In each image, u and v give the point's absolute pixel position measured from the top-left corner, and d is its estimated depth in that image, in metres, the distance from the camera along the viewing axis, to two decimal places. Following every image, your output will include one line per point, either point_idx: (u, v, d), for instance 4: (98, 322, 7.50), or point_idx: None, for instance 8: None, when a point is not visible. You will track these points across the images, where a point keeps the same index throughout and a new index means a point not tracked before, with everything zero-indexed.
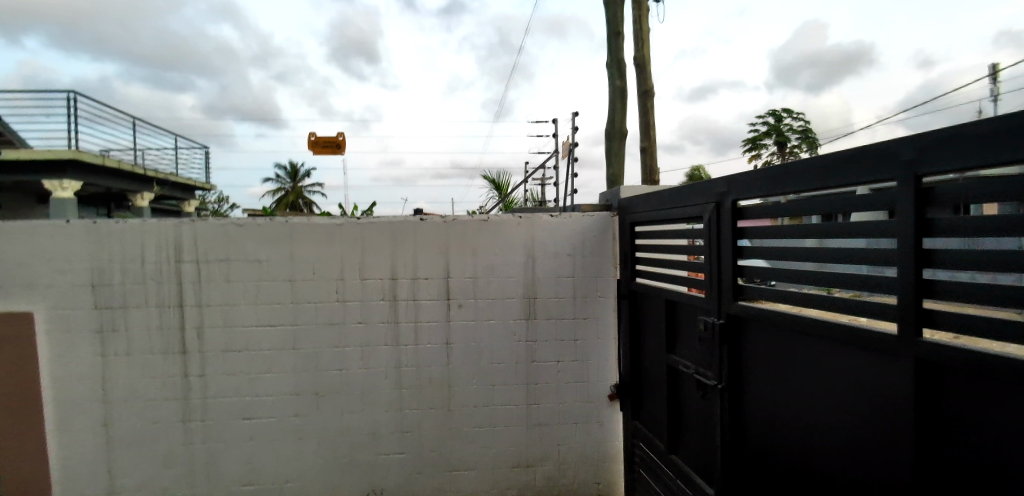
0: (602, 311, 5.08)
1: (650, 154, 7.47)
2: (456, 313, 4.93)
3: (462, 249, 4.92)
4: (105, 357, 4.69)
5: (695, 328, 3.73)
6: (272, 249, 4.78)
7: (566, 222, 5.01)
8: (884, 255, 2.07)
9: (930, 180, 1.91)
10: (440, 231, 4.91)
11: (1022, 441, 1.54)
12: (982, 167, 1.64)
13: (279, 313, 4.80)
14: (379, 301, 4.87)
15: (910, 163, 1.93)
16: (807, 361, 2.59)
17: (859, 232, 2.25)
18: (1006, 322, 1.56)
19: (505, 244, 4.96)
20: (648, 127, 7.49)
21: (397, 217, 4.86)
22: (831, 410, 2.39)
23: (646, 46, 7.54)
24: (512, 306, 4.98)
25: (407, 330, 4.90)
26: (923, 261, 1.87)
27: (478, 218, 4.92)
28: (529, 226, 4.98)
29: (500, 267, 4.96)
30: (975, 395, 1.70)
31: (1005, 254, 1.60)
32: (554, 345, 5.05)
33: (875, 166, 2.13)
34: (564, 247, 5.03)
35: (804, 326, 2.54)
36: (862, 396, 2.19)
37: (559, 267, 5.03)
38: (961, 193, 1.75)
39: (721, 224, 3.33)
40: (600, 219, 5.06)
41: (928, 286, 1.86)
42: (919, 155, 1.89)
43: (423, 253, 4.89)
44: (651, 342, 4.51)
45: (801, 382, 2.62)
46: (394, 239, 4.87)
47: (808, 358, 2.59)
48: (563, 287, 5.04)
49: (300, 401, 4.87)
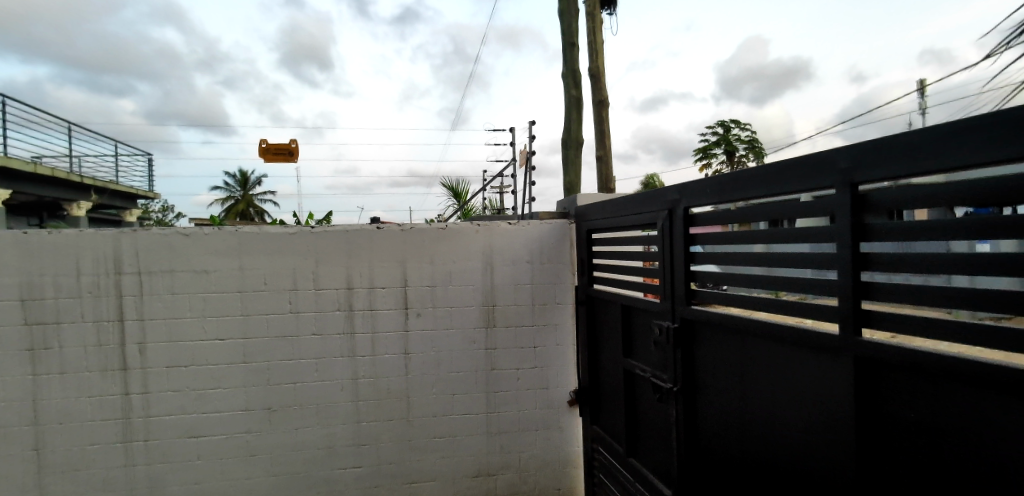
0: (562, 317, 5.17)
1: (606, 163, 7.68)
2: (414, 323, 4.90)
3: (420, 258, 4.91)
4: (36, 377, 4.37)
5: (650, 332, 3.86)
6: (220, 260, 4.62)
7: (524, 229, 5.09)
8: (824, 259, 2.24)
9: (866, 188, 2.08)
10: (399, 240, 4.87)
11: (937, 430, 1.72)
12: (907, 177, 1.80)
13: (227, 326, 4.63)
14: (333, 312, 4.78)
15: (845, 172, 2.10)
16: (753, 362, 2.75)
17: (802, 237, 2.41)
18: (930, 320, 1.71)
19: (462, 252, 4.98)
20: (603, 137, 7.71)
21: (353, 226, 4.82)
22: (777, 408, 2.54)
23: (600, 58, 7.78)
24: (470, 314, 4.99)
25: (364, 341, 4.83)
26: (861, 264, 2.04)
27: (436, 226, 4.92)
28: (488, 233, 5.02)
29: (461, 275, 4.97)
30: (899, 390, 1.87)
31: (926, 257, 1.75)
32: (515, 351, 5.09)
33: (814, 174, 2.31)
34: (524, 254, 5.10)
35: (758, 328, 2.64)
36: (820, 395, 2.26)
37: (520, 273, 5.09)
38: (891, 200, 1.91)
39: (674, 231, 3.48)
40: (558, 226, 5.16)
41: (865, 287, 2.02)
42: (853, 164, 2.07)
43: (379, 263, 4.85)
44: (611, 348, 4.58)
45: (762, 386, 2.67)
46: (349, 248, 4.80)
47: (754, 360, 2.75)
48: (522, 293, 5.09)
49: (252, 417, 4.70)
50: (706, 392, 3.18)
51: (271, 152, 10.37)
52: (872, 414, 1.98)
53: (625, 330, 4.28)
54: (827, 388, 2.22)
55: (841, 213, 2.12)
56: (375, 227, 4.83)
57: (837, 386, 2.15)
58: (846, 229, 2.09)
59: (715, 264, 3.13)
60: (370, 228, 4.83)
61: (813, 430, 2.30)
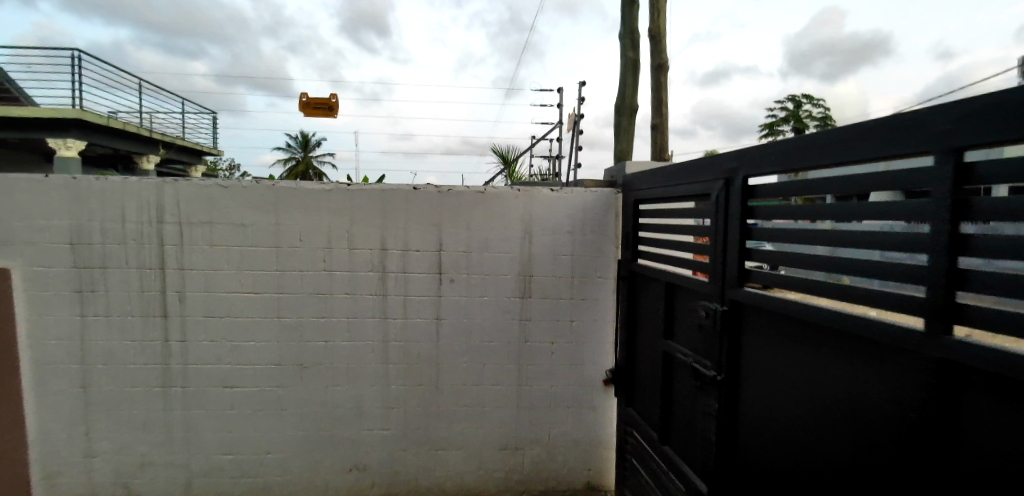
0: (602, 293, 4.85)
1: (662, 132, 7.12)
2: (448, 289, 4.73)
3: (454, 222, 4.68)
4: (84, 317, 4.57)
5: (694, 315, 3.48)
6: (257, 214, 4.58)
7: (567, 197, 4.76)
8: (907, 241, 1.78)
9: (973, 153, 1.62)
10: (431, 203, 4.66)
11: None
12: None
13: (262, 280, 4.64)
14: (366, 272, 4.67)
15: (943, 137, 1.66)
16: (807, 353, 2.39)
17: (881, 214, 1.95)
18: None
19: (499, 218, 4.71)
20: (661, 102, 7.11)
21: (388, 186, 4.63)
22: (835, 407, 2.20)
23: (663, 15, 7.10)
24: (504, 284, 4.77)
25: (395, 304, 4.72)
26: (958, 249, 1.62)
27: (473, 189, 4.68)
28: (528, 198, 4.73)
29: (494, 243, 4.73)
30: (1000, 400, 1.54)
31: None
32: (549, 325, 4.85)
33: (898, 137, 1.85)
34: (564, 223, 4.78)
35: (811, 317, 2.31)
36: (892, 398, 1.90)
37: (559, 243, 4.79)
38: (1011, 169, 1.47)
39: (729, 203, 3.04)
40: (602, 195, 4.79)
41: (961, 276, 1.62)
42: (957, 126, 1.62)
43: (412, 225, 4.67)
44: (650, 328, 4.27)
45: (817, 381, 2.31)
46: (384, 208, 4.64)
47: (809, 350, 2.38)
48: (560, 265, 4.80)
49: (283, 371, 4.74)
50: (744, 382, 2.91)
51: (316, 108, 10.36)
52: (942, 425, 1.70)
53: (663, 310, 3.97)
54: (892, 391, 1.91)
55: (937, 188, 1.68)
56: (408, 187, 4.64)
57: (905, 390, 1.85)
58: (942, 205, 1.65)
59: (769, 242, 2.71)
60: (404, 189, 4.64)
61: (863, 436, 2.04)
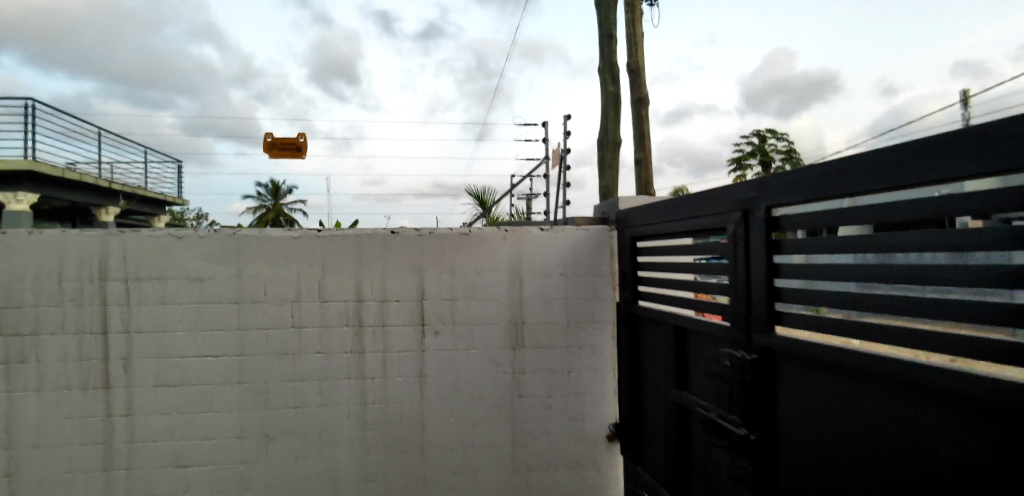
0: (601, 338, 4.48)
1: (646, 167, 6.99)
2: (432, 341, 4.28)
3: (438, 268, 4.29)
4: (9, 394, 3.91)
5: (713, 363, 3.13)
6: (216, 267, 4.10)
7: (558, 236, 4.45)
8: (984, 277, 1.45)
9: None
10: (412, 247, 4.28)
11: None
12: None
13: (221, 341, 4.10)
14: (341, 327, 4.19)
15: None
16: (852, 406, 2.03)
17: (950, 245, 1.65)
18: None
19: (486, 261, 4.34)
20: (643, 137, 7.02)
21: (364, 230, 4.24)
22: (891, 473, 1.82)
23: (640, 51, 7.12)
24: (495, 333, 4.35)
25: (374, 361, 4.22)
26: None
27: (457, 231, 4.32)
28: (517, 239, 4.39)
29: (482, 289, 4.34)
30: None
31: None
32: (546, 377, 4.42)
33: (961, 156, 1.59)
34: (557, 264, 4.44)
35: (852, 363, 2.02)
36: (960, 466, 1.53)
37: (552, 287, 4.43)
38: None
39: (751, 238, 2.75)
40: (595, 233, 4.50)
41: None
42: None
43: (392, 273, 4.25)
44: (658, 375, 3.90)
45: (865, 439, 1.94)
46: (360, 255, 4.22)
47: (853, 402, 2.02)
48: (555, 310, 4.43)
49: (246, 445, 4.13)
50: (778, 438, 2.57)
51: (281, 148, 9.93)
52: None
53: (673, 355, 3.63)
54: (959, 456, 1.54)
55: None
56: (386, 232, 4.26)
57: (979, 456, 1.47)
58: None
59: (798, 280, 2.41)
60: (382, 233, 4.25)
61: None
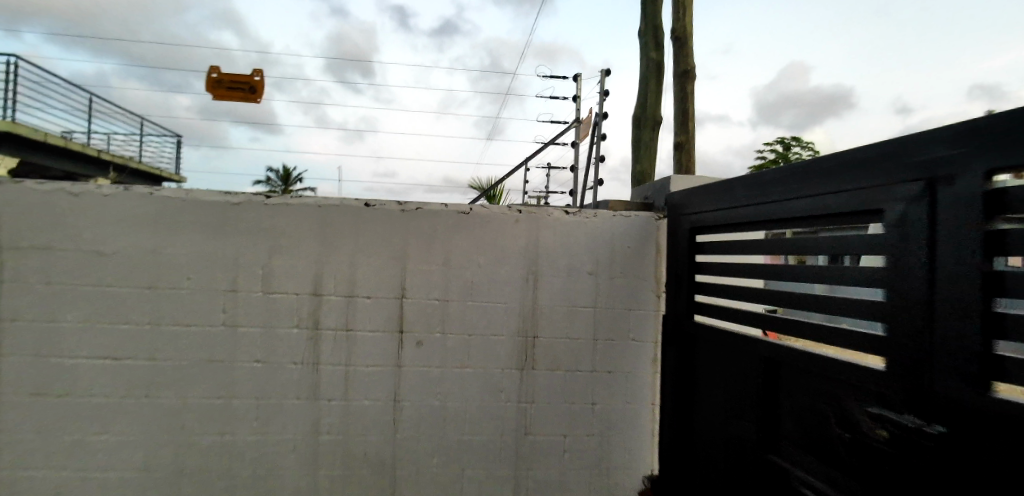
0: (639, 362, 3.36)
1: (688, 153, 5.87)
2: (412, 355, 3.18)
3: (425, 257, 3.18)
4: None
5: (829, 421, 1.99)
6: (125, 239, 3.03)
7: (588, 223, 3.34)
8: None
9: None
10: (390, 227, 3.16)
11: None
12: None
13: (126, 339, 3.04)
14: (290, 328, 3.10)
15: None
16: None
17: None
18: None
19: (491, 251, 3.24)
20: (686, 117, 5.90)
21: (327, 201, 3.13)
22: None
23: (688, 14, 5.98)
24: (498, 348, 3.24)
25: (333, 378, 3.13)
26: None
27: (455, 209, 3.21)
28: (534, 224, 3.29)
29: (482, 288, 3.23)
30: None
31: None
32: (562, 411, 3.31)
33: None
34: (585, 260, 3.33)
35: None
36: None
37: (577, 290, 3.32)
38: None
39: (933, 225, 1.56)
40: (637, 221, 3.38)
41: None
42: None
43: (362, 259, 3.14)
44: (721, 417, 2.79)
45: None
46: (319, 233, 3.11)
47: None
48: (578, 321, 3.31)
49: (153, 480, 3.07)
50: None
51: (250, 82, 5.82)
52: None
53: (752, 399, 2.52)
54: None
55: None
56: (358, 204, 3.14)
57: None
58: None
59: None
60: (351, 205, 3.14)
61: None
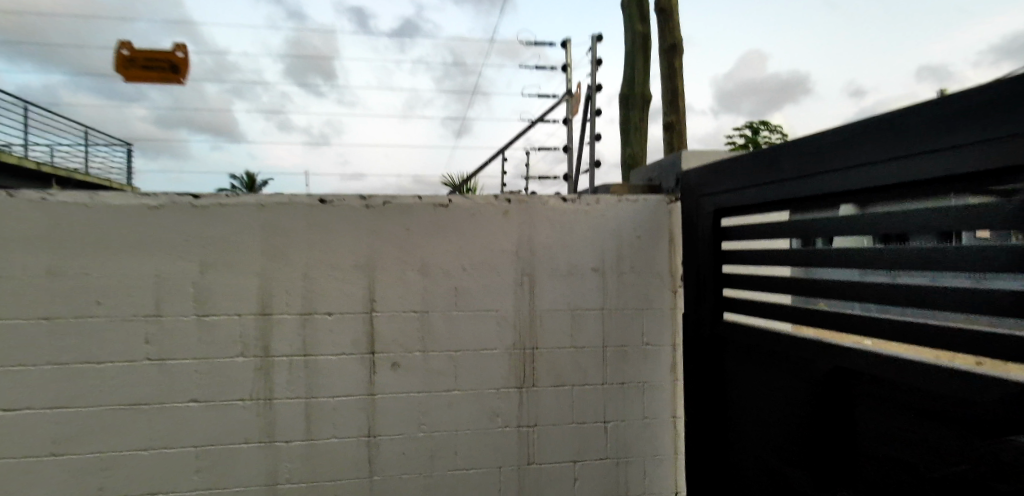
0: (657, 370, 2.93)
1: (679, 134, 5.45)
2: (388, 380, 2.62)
3: (396, 262, 2.62)
4: None
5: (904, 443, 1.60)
6: (8, 258, 2.36)
7: (589, 213, 2.85)
8: None
9: None
10: (352, 228, 2.59)
11: None
12: None
13: (18, 385, 2.37)
14: (234, 359, 2.50)
15: None
16: None
17: None
18: None
19: (478, 250, 2.70)
20: (675, 95, 5.47)
21: (272, 200, 2.54)
22: None
23: None
24: (492, 366, 2.73)
25: (291, 415, 2.55)
26: None
27: (431, 203, 2.66)
28: (526, 216, 2.77)
29: (469, 296, 2.69)
30: None
31: None
32: (570, 433, 2.83)
33: None
34: (589, 256, 2.85)
35: None
36: None
37: (581, 291, 2.84)
38: None
39: None
40: (645, 208, 2.93)
41: None
42: None
43: (320, 270, 2.55)
44: (756, 431, 2.40)
45: None
46: (264, 241, 2.52)
47: None
48: (586, 328, 2.84)
49: None
50: None
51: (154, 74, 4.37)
52: None
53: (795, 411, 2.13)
54: None
55: None
56: (311, 202, 2.56)
57: None
58: None
59: None
60: (302, 204, 2.55)
61: None
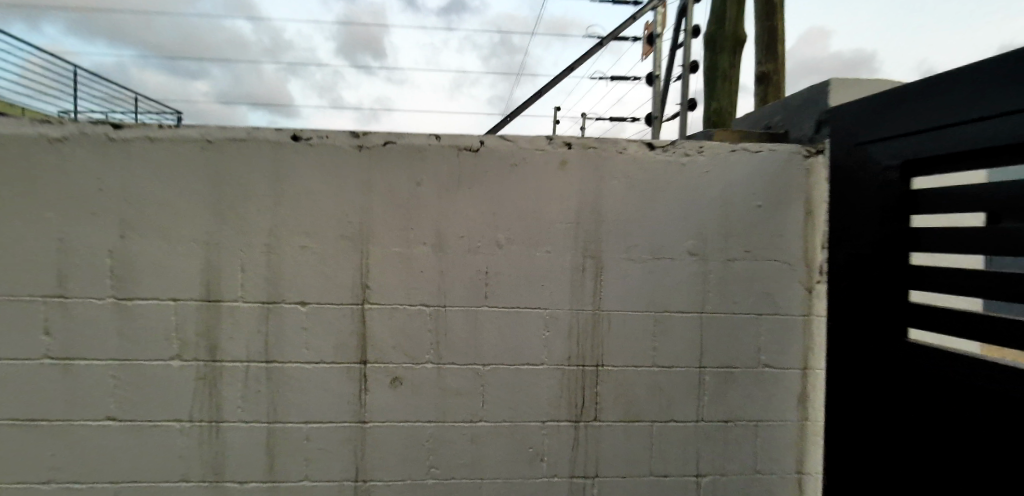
0: (778, 403, 2.00)
1: (773, 90, 4.39)
2: (385, 402, 1.81)
3: (401, 233, 1.78)
4: None
5: None
6: None
7: (688, 168, 1.91)
8: None
9: None
10: (336, 180, 1.75)
11: None
12: None
13: None
14: (167, 363, 1.74)
15: None
16: None
17: None
18: None
19: (522, 217, 1.82)
20: (772, 40, 4.39)
21: (223, 135, 1.73)
22: None
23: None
24: (537, 386, 1.87)
25: (246, 445, 1.77)
26: None
27: (454, 145, 1.79)
28: (594, 171, 1.86)
29: (505, 286, 1.82)
30: None
31: None
32: (646, 489, 1.95)
33: None
34: (685, 233, 1.91)
35: None
36: None
37: (671, 286, 1.92)
38: None
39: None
40: (771, 164, 1.97)
41: None
42: None
43: (289, 240, 1.74)
44: None
45: None
46: (210, 195, 1.72)
47: None
48: (676, 339, 1.93)
49: None
50: None
51: None
52: None
53: None
54: None
55: None
56: (279, 140, 1.74)
57: None
58: None
59: None
60: (266, 142, 1.73)
61: None
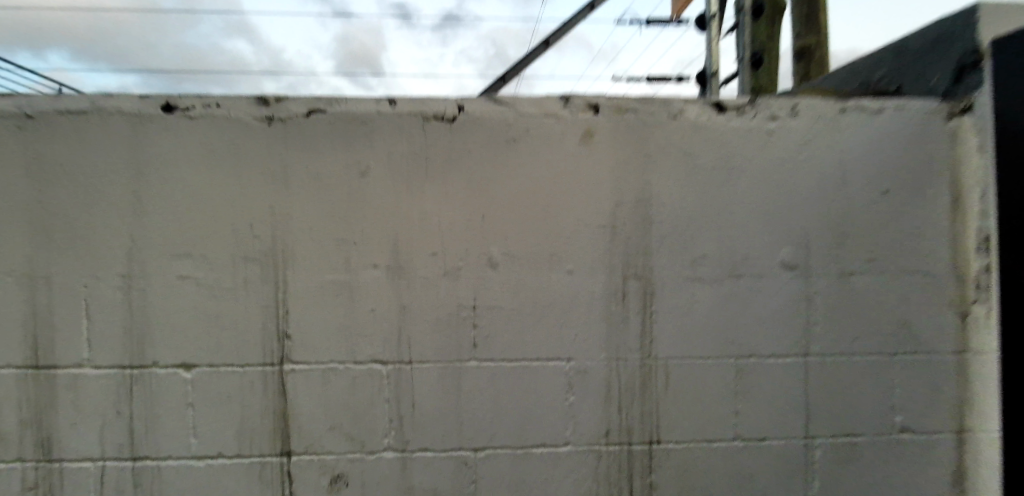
0: (922, 488, 1.33)
1: (817, 66, 3.70)
2: None
3: (337, 252, 1.13)
4: None
5: None
6: None
7: (775, 138, 1.25)
8: None
9: None
10: (232, 170, 1.12)
11: None
12: None
13: None
14: None
15: None
16: None
17: None
18: None
19: (526, 219, 1.17)
20: (812, 7, 3.71)
21: (50, 105, 1.10)
22: None
23: None
24: (557, 479, 1.21)
25: None
26: None
27: (416, 112, 1.15)
28: (636, 145, 1.20)
29: (504, 328, 1.17)
30: None
31: None
32: None
33: None
34: (777, 237, 1.25)
35: None
36: None
37: (757, 319, 1.25)
38: None
39: None
40: (894, 129, 1.32)
41: None
42: None
43: (161, 267, 1.10)
44: None
45: None
46: (33, 201, 1.09)
47: None
48: (766, 399, 1.27)
49: None
50: None
51: None
52: None
53: None
54: None
55: None
56: (142, 111, 1.11)
57: None
58: None
59: None
60: (120, 115, 1.11)
61: None
